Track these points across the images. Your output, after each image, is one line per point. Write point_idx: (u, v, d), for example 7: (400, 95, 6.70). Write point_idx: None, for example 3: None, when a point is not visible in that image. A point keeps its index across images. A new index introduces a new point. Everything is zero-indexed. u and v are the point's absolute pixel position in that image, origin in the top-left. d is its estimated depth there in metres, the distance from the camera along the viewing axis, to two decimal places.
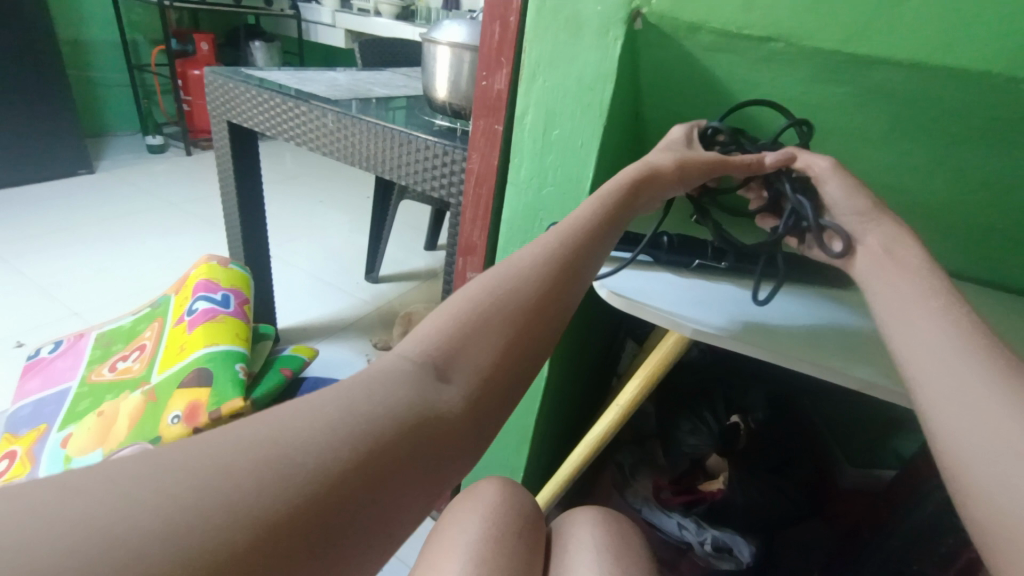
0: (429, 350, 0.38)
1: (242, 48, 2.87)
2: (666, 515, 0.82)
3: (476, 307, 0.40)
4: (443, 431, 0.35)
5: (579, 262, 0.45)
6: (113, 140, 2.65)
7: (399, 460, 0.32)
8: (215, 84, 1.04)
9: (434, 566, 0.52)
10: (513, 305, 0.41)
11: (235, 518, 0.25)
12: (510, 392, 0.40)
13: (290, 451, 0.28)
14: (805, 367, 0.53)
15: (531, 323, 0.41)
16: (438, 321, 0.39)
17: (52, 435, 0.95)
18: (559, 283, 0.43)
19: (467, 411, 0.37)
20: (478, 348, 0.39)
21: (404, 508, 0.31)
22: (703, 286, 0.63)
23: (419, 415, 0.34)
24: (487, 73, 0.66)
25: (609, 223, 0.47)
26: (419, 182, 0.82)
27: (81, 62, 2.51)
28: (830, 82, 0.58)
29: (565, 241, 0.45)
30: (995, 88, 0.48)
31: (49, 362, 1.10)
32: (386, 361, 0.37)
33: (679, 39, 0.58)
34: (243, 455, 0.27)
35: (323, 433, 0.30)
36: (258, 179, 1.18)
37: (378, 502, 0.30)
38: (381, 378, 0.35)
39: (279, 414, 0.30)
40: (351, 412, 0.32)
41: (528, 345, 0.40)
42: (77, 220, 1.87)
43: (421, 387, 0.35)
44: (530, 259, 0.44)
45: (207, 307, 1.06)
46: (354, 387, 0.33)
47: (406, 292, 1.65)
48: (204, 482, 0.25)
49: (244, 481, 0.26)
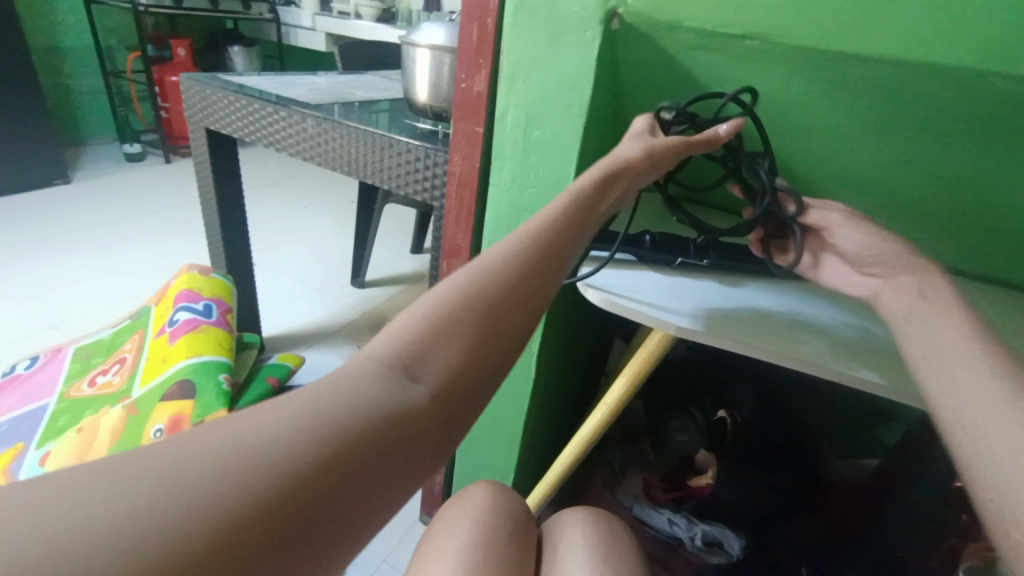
0: (396, 350, 0.36)
1: (221, 53, 2.83)
2: (657, 512, 0.83)
3: (443, 306, 0.38)
4: (414, 429, 0.34)
5: (554, 259, 0.44)
6: (90, 149, 2.60)
7: (368, 455, 0.31)
8: (191, 90, 1.02)
9: (424, 572, 0.52)
10: (483, 303, 0.39)
11: (199, 524, 0.24)
12: (482, 388, 0.38)
13: (261, 453, 0.28)
14: (781, 360, 0.53)
15: (501, 319, 0.39)
16: (406, 324, 0.38)
17: (30, 453, 0.92)
18: (532, 281, 0.42)
19: (433, 409, 0.35)
20: (444, 346, 0.37)
21: (374, 507, 0.30)
22: (684, 282, 0.64)
23: (387, 415, 0.33)
24: (466, 75, 0.66)
25: (581, 214, 0.47)
26: (402, 186, 0.81)
27: (54, 69, 2.46)
28: (806, 79, 0.58)
29: (535, 237, 0.44)
30: (966, 82, 0.49)
31: (27, 377, 1.07)
32: (353, 363, 0.35)
33: (657, 38, 0.58)
34: (208, 460, 0.27)
35: (287, 432, 0.29)
36: (239, 185, 1.16)
37: (346, 504, 0.29)
38: (349, 383, 0.33)
39: (249, 417, 0.30)
40: (318, 413, 0.31)
41: (500, 338, 0.39)
42: (54, 231, 1.83)
43: (388, 387, 0.34)
44: (500, 257, 0.42)
45: (189, 317, 1.05)
46: (324, 389, 0.33)
47: (394, 295, 1.64)
48: (171, 489, 0.25)
49: (208, 483, 0.26)
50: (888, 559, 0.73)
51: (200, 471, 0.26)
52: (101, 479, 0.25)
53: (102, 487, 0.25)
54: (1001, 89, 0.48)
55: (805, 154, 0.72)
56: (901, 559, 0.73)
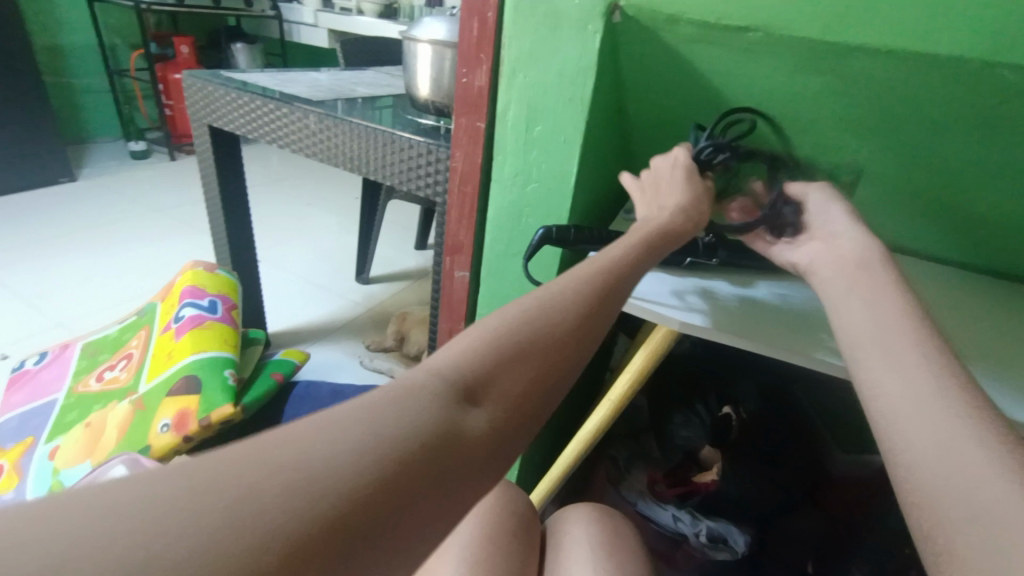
0: (458, 369, 0.36)
1: (224, 50, 2.83)
2: (661, 509, 0.84)
3: (510, 330, 0.39)
4: (468, 452, 0.33)
5: (612, 300, 0.45)
6: (95, 147, 2.61)
7: (424, 479, 0.30)
8: (194, 87, 1.03)
9: (429, 569, 0.52)
10: (545, 338, 0.39)
11: (228, 539, 0.24)
12: (535, 419, 0.38)
13: (319, 470, 0.28)
14: (783, 355, 0.53)
15: (563, 356, 0.40)
16: (468, 343, 0.38)
17: (40, 448, 0.94)
18: (593, 314, 0.43)
19: (490, 437, 0.35)
20: (504, 373, 0.37)
21: (421, 535, 0.30)
22: (705, 285, 0.63)
23: (445, 436, 0.32)
24: (466, 70, 0.66)
25: (649, 256, 0.50)
26: (405, 182, 0.81)
27: (59, 68, 2.47)
28: (809, 72, 0.58)
29: (603, 275, 0.46)
30: (972, 72, 0.49)
31: (34, 374, 1.08)
32: (416, 377, 0.35)
33: (658, 32, 0.58)
34: (247, 475, 0.26)
35: (357, 452, 0.29)
36: (241, 182, 1.15)
37: (397, 532, 0.29)
38: (413, 400, 0.33)
39: (292, 429, 0.30)
40: (381, 435, 0.31)
41: (556, 377, 0.39)
42: (60, 229, 1.84)
43: (449, 410, 0.34)
44: (569, 292, 0.43)
45: (194, 315, 1.05)
46: (389, 406, 0.32)
47: (398, 292, 1.64)
48: (212, 496, 0.25)
49: (240, 496, 0.26)
50: (894, 551, 0.73)
51: (236, 480, 0.26)
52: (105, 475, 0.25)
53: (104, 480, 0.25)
54: (1008, 78, 0.48)
55: (808, 152, 0.71)
56: (908, 554, 0.72)
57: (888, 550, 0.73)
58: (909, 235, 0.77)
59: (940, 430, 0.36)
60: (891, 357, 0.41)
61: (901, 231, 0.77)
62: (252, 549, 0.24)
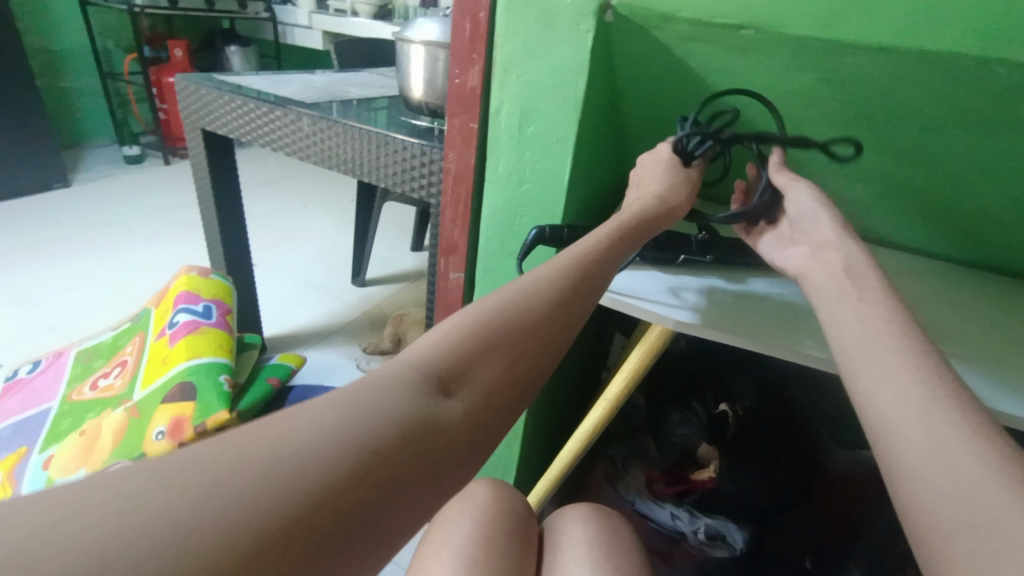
0: (433, 359, 0.37)
1: (218, 53, 2.83)
2: (660, 507, 0.83)
3: (484, 320, 0.39)
4: (443, 441, 0.34)
5: (586, 292, 0.45)
6: (89, 152, 2.60)
7: (400, 467, 0.31)
8: (186, 90, 1.02)
9: (425, 572, 0.52)
10: (519, 327, 0.40)
11: (221, 544, 0.24)
12: (512, 408, 0.39)
13: (294, 462, 0.28)
14: (777, 351, 0.53)
15: (539, 345, 0.41)
16: (441, 333, 0.38)
17: (34, 456, 0.93)
18: (566, 304, 0.43)
19: (466, 424, 0.35)
20: (477, 362, 0.38)
21: (400, 523, 0.30)
22: (693, 283, 0.63)
23: (419, 424, 0.33)
24: (459, 70, 0.66)
25: (625, 244, 0.50)
26: (398, 183, 0.81)
27: (52, 73, 2.46)
28: (802, 69, 0.58)
29: (578, 263, 0.46)
30: (965, 68, 0.49)
31: (29, 381, 1.08)
32: (389, 367, 0.36)
33: (650, 30, 0.58)
34: (235, 475, 0.26)
35: (332, 443, 0.29)
36: (236, 185, 1.15)
37: (376, 519, 0.29)
38: (386, 388, 0.34)
39: (277, 424, 0.30)
40: (353, 424, 0.31)
41: (532, 366, 0.40)
42: (54, 234, 1.83)
43: (422, 398, 0.34)
44: (543, 281, 0.43)
45: (189, 319, 1.04)
46: (361, 395, 0.33)
47: (394, 294, 1.64)
48: (199, 498, 0.25)
49: (213, 491, 0.26)
50: (891, 547, 0.73)
51: (226, 483, 0.26)
52: (91, 484, 0.25)
53: (93, 488, 0.24)
54: (1001, 75, 0.48)
55: (803, 150, 0.71)
56: (904, 551, 0.71)
57: (884, 547, 0.73)
58: (903, 232, 0.77)
59: (932, 425, 0.36)
60: (883, 351, 0.41)
61: (895, 228, 0.77)
62: (237, 549, 0.24)
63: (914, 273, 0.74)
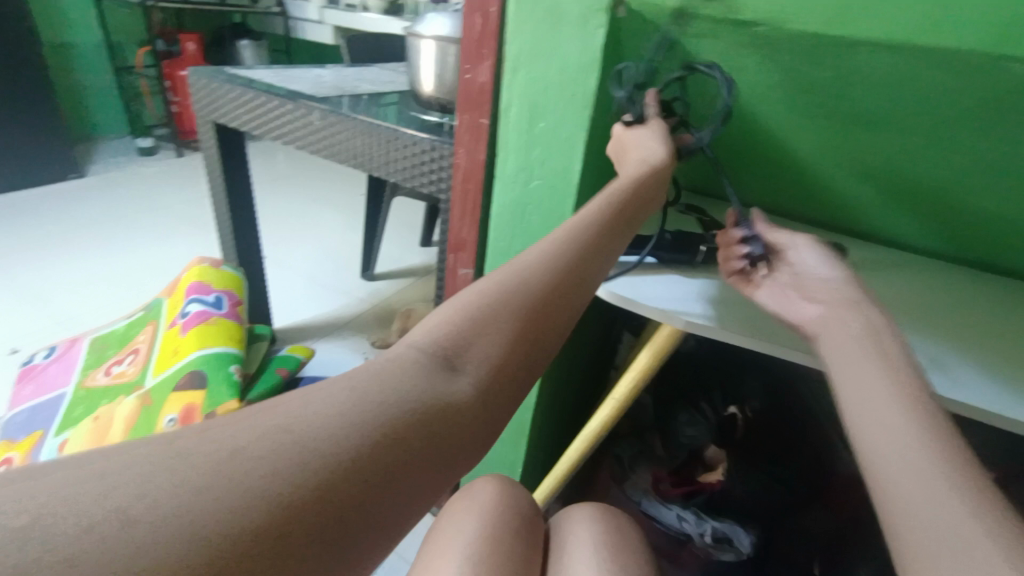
0: (439, 341, 0.37)
1: (230, 47, 2.84)
2: (666, 508, 0.82)
3: (489, 298, 0.39)
4: (452, 420, 0.34)
5: (591, 267, 0.45)
6: (103, 145, 2.63)
7: (413, 441, 0.32)
8: (198, 84, 1.03)
9: (429, 567, 0.52)
10: (527, 300, 0.40)
11: (240, 517, 0.24)
12: (522, 386, 0.39)
13: (302, 442, 0.28)
14: (791, 353, 0.53)
15: (545, 318, 0.40)
16: (445, 314, 0.39)
17: (49, 440, 0.95)
18: (573, 278, 0.43)
19: (476, 399, 0.36)
20: (484, 340, 0.38)
21: (416, 495, 0.31)
22: (699, 282, 0.63)
23: (427, 402, 0.33)
24: (469, 65, 0.65)
25: (625, 220, 0.49)
26: (407, 179, 0.81)
27: (67, 65, 2.48)
28: (818, 66, 0.57)
29: (579, 237, 0.45)
30: (986, 66, 0.47)
31: (43, 369, 1.09)
32: (397, 351, 0.36)
33: (663, 25, 0.57)
34: (248, 449, 0.27)
35: (341, 423, 0.30)
36: (246, 178, 1.15)
37: (393, 489, 0.30)
38: (393, 370, 0.34)
39: (285, 404, 0.30)
40: (363, 402, 0.31)
41: (540, 339, 0.40)
42: (69, 225, 1.86)
43: (429, 377, 0.35)
44: (538, 256, 0.43)
45: (199, 310, 1.06)
46: (369, 376, 0.33)
47: (402, 289, 1.64)
48: (215, 471, 0.25)
49: (221, 468, 0.26)
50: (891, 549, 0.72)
51: (234, 460, 0.26)
52: (85, 474, 0.24)
53: (93, 469, 0.24)
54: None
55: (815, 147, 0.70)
56: None
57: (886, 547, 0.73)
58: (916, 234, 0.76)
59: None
60: None
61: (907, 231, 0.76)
62: (263, 518, 0.25)
63: (917, 270, 0.72)
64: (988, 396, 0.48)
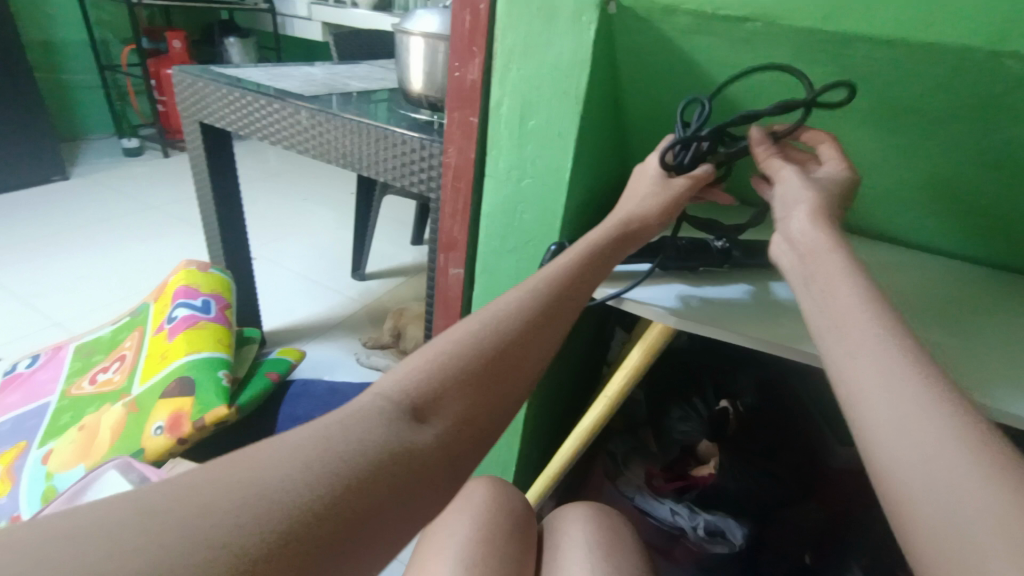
0: (408, 388, 0.36)
1: (217, 45, 2.81)
2: (659, 503, 0.82)
3: (458, 348, 0.39)
4: (422, 468, 0.33)
5: (559, 313, 0.46)
6: (88, 145, 2.59)
7: (378, 493, 0.31)
8: (183, 83, 1.01)
9: (424, 570, 0.52)
10: (496, 349, 0.40)
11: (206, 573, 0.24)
12: (493, 426, 0.39)
13: (264, 495, 0.28)
14: (793, 355, 0.52)
15: (502, 367, 0.40)
16: (414, 362, 0.38)
17: (33, 451, 0.93)
18: (543, 324, 0.44)
19: (440, 451, 0.35)
20: (454, 389, 0.37)
21: (370, 560, 0.29)
22: (702, 289, 0.62)
23: (393, 455, 0.32)
24: (459, 63, 0.65)
25: (596, 267, 0.50)
26: (397, 178, 0.80)
27: (50, 65, 2.43)
28: (809, 62, 0.56)
29: (551, 287, 0.46)
30: (975, 60, 0.48)
31: (27, 376, 1.07)
32: (362, 400, 0.35)
33: (655, 22, 0.56)
34: (211, 505, 0.26)
35: (306, 471, 0.29)
36: (233, 179, 1.13)
37: (346, 552, 0.28)
38: (358, 419, 0.33)
39: (255, 456, 0.30)
40: (328, 451, 0.31)
41: (511, 382, 0.40)
42: (53, 228, 1.82)
43: (397, 428, 0.34)
44: (513, 304, 0.44)
45: (187, 313, 1.04)
46: (336, 426, 0.32)
47: (394, 288, 1.63)
48: (181, 527, 0.25)
49: (185, 523, 0.25)
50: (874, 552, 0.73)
51: (204, 511, 0.26)
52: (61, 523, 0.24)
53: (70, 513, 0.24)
54: (1012, 68, 0.47)
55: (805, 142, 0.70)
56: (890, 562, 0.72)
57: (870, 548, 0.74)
58: (906, 230, 0.76)
59: None
60: None
61: (895, 227, 0.76)
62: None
63: (905, 264, 0.72)
64: (983, 389, 0.49)
